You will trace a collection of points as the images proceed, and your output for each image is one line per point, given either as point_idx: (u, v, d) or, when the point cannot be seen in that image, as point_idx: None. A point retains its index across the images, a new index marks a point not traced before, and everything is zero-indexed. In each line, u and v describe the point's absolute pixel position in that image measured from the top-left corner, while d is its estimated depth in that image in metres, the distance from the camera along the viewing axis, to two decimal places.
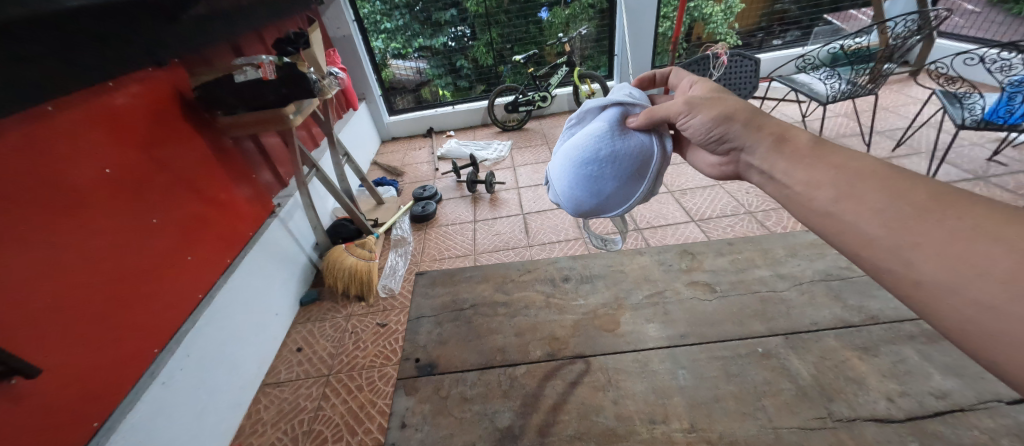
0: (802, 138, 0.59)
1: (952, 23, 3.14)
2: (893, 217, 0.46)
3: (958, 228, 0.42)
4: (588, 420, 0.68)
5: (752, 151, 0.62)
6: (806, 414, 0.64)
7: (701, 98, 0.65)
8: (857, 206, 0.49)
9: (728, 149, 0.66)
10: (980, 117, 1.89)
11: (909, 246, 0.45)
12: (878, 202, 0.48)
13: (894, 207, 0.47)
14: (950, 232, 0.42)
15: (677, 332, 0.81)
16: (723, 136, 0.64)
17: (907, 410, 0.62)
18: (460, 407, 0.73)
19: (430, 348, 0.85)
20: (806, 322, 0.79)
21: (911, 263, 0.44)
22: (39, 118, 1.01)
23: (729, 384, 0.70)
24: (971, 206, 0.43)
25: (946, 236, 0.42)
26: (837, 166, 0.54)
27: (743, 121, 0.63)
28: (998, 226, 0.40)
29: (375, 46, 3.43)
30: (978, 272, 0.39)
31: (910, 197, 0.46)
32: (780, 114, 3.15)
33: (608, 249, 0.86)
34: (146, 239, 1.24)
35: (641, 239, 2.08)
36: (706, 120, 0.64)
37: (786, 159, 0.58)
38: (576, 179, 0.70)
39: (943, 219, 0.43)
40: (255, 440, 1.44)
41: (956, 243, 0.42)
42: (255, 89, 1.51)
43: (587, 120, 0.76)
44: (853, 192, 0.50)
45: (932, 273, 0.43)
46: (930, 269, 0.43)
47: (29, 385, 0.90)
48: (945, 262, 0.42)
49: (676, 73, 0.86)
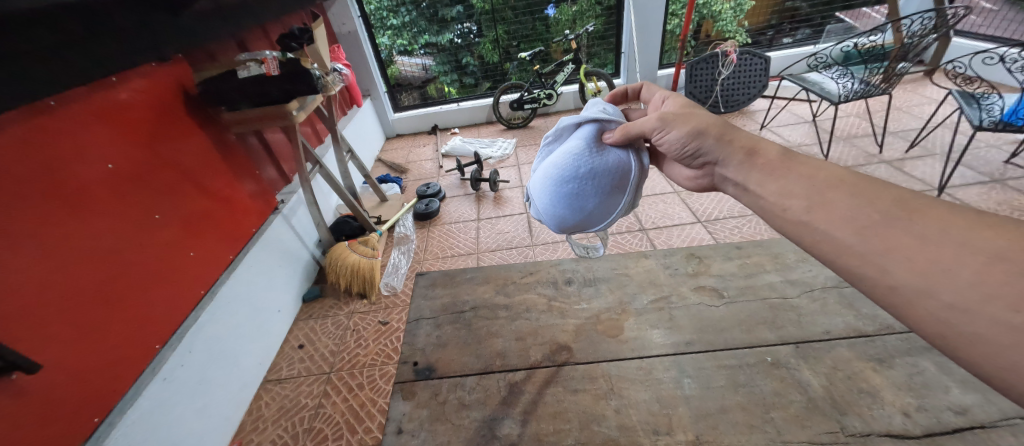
0: (772, 150, 0.61)
1: (969, 22, 3.06)
2: (863, 223, 0.48)
3: (927, 232, 0.44)
4: (590, 430, 0.66)
5: (724, 165, 0.64)
6: (817, 427, 0.62)
7: (673, 114, 0.66)
8: (828, 214, 0.51)
9: (701, 163, 0.67)
10: (998, 119, 1.83)
11: (880, 252, 0.46)
12: (848, 210, 0.50)
13: (862, 214, 0.49)
14: (918, 236, 0.44)
15: (684, 339, 0.79)
16: (697, 150, 0.65)
17: (924, 426, 0.59)
18: (458, 413, 0.71)
19: (429, 352, 0.84)
20: (817, 330, 0.77)
21: (884, 267, 0.46)
22: (35, 113, 1.00)
23: (737, 394, 0.68)
24: (934, 211, 0.45)
25: (916, 240, 0.44)
26: (807, 176, 0.56)
27: (715, 135, 0.64)
28: (963, 230, 0.43)
29: (381, 42, 3.42)
30: (949, 274, 0.41)
31: (876, 203, 0.49)
32: (790, 113, 3.08)
33: (592, 258, 0.85)
34: (148, 234, 1.24)
35: (647, 240, 2.05)
36: (680, 136, 0.65)
37: (758, 170, 0.60)
38: (556, 196, 0.68)
39: (910, 223, 0.45)
40: (255, 437, 1.44)
41: (923, 247, 0.44)
42: (257, 85, 1.51)
43: (563, 137, 0.74)
44: (823, 201, 0.52)
45: (906, 277, 0.44)
46: (902, 273, 0.44)
47: (31, 381, 0.90)
48: (917, 265, 0.44)
49: (648, 88, 0.85)
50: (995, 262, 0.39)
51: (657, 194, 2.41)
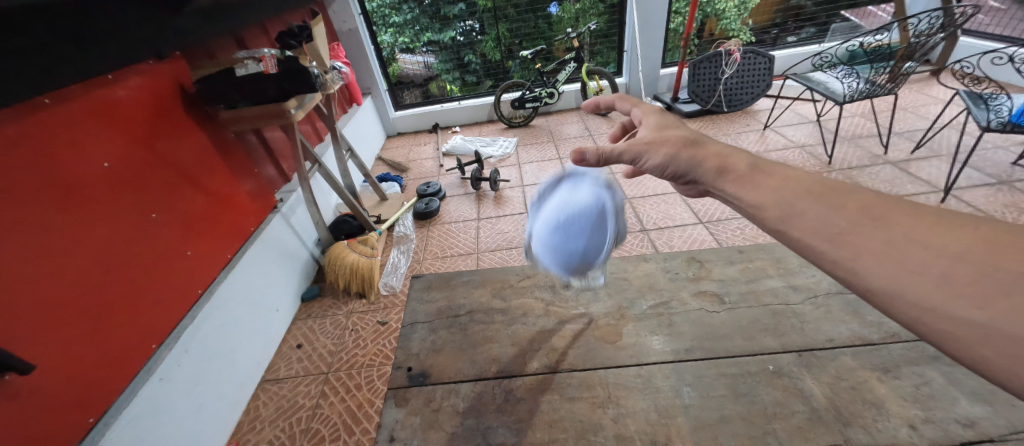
0: (742, 162, 0.60)
1: (976, 21, 3.03)
2: (832, 230, 0.49)
3: (891, 237, 0.45)
4: (586, 440, 0.65)
5: (707, 184, 0.63)
6: (819, 439, 0.60)
7: (646, 142, 0.66)
8: (802, 223, 0.51)
9: (687, 183, 0.66)
10: (1006, 120, 1.80)
11: (850, 257, 0.47)
12: (819, 218, 0.50)
13: (832, 221, 0.49)
14: (883, 241, 0.45)
15: (684, 346, 0.78)
16: (679, 171, 0.65)
17: (930, 438, 0.58)
18: (452, 421, 0.70)
19: (423, 356, 0.83)
20: (821, 338, 0.75)
21: (856, 272, 0.46)
22: (30, 110, 0.98)
23: (738, 403, 0.66)
24: (899, 216, 0.46)
25: (880, 245, 0.45)
26: (805, 178, 0.55)
27: (691, 156, 0.63)
28: (925, 231, 0.44)
29: (383, 40, 3.40)
30: (916, 276, 0.42)
31: (843, 211, 0.49)
32: (795, 113, 3.04)
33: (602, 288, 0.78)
34: (145, 233, 1.23)
35: (648, 241, 2.04)
36: (657, 162, 0.65)
37: (731, 184, 0.60)
38: (548, 245, 0.66)
39: (877, 229, 0.46)
40: (252, 438, 1.43)
41: (890, 251, 0.44)
42: (256, 83, 1.49)
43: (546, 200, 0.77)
44: (795, 210, 0.52)
45: (878, 280, 0.45)
46: (874, 276, 0.45)
47: (24, 382, 0.89)
48: (886, 268, 0.44)
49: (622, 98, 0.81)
50: (956, 264, 0.41)
51: (659, 195, 2.39)
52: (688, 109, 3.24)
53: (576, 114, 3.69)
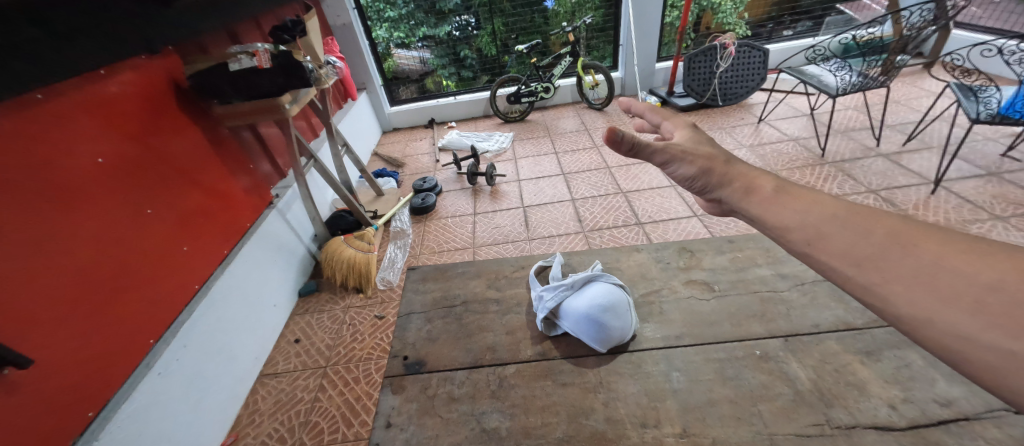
0: (768, 184, 0.57)
1: (969, 14, 3.05)
2: (858, 255, 0.46)
3: (919, 264, 0.42)
4: (577, 423, 0.67)
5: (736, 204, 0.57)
6: (804, 420, 0.62)
7: (682, 150, 0.60)
8: (827, 247, 0.48)
9: (713, 199, 0.61)
10: (995, 112, 1.82)
11: (878, 282, 0.44)
12: (844, 242, 0.47)
13: (857, 245, 0.46)
14: (912, 267, 0.42)
15: (674, 333, 0.80)
16: (706, 185, 0.60)
17: (910, 418, 0.60)
18: (447, 407, 0.72)
19: (419, 346, 0.84)
20: (807, 323, 0.77)
21: (884, 298, 0.43)
22: (21, 107, 0.97)
23: (725, 387, 0.68)
24: (926, 241, 0.43)
25: (909, 270, 0.42)
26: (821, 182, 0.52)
27: (722, 171, 0.59)
28: (956, 255, 0.41)
29: (378, 35, 3.37)
30: (948, 305, 0.39)
31: (870, 235, 0.46)
32: (788, 106, 3.05)
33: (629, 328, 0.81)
34: (141, 229, 1.23)
35: (643, 234, 2.05)
36: (688, 173, 0.60)
37: (753, 202, 0.56)
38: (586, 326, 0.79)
39: (905, 255, 0.43)
40: (251, 431, 1.45)
41: (920, 280, 0.41)
42: (250, 78, 1.48)
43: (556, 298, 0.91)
44: (820, 233, 0.49)
45: (906, 307, 0.42)
46: (902, 303, 0.42)
47: (22, 376, 0.90)
48: (916, 294, 0.41)
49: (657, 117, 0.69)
50: (992, 291, 0.38)
51: (654, 188, 2.41)
52: (683, 103, 3.26)
53: (572, 109, 3.70)
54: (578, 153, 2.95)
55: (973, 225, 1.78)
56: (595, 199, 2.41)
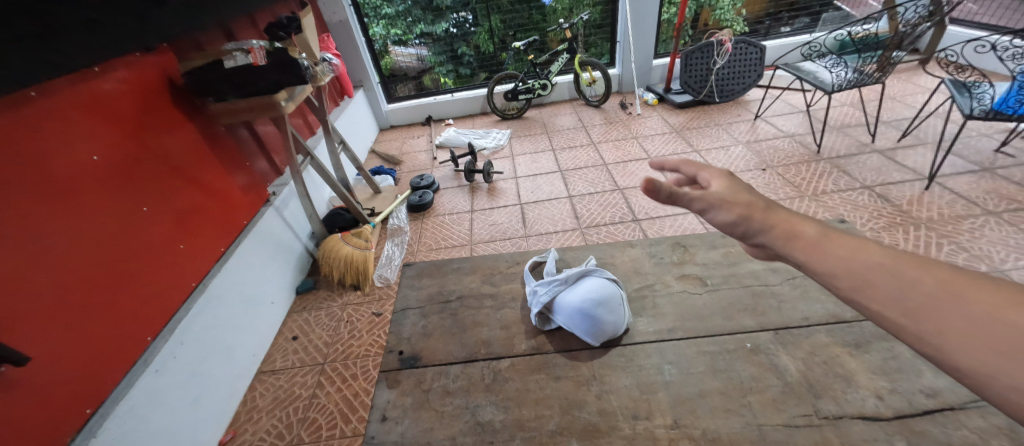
0: (811, 229, 0.50)
1: (965, 9, 3.06)
2: (910, 305, 0.41)
3: (976, 315, 0.38)
4: (571, 415, 0.69)
5: (783, 251, 0.50)
6: (792, 411, 0.65)
7: (719, 197, 0.53)
8: (875, 296, 0.43)
9: (755, 244, 0.53)
10: (989, 107, 1.83)
11: (934, 335, 0.40)
12: (891, 290, 0.43)
13: (910, 295, 0.42)
14: (968, 318, 0.38)
15: (666, 327, 0.84)
16: (748, 232, 0.53)
17: (895, 408, 0.64)
18: (441, 401, 0.74)
19: (415, 341, 0.87)
20: (797, 317, 0.82)
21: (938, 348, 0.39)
22: (13, 105, 0.97)
23: (716, 379, 0.72)
24: (982, 289, 0.39)
25: (961, 321, 0.38)
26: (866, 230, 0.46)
27: (762, 218, 0.52)
28: (1015, 306, 0.37)
29: (375, 32, 3.36)
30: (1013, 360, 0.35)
31: (920, 284, 0.42)
32: (784, 103, 3.06)
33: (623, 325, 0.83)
34: (137, 227, 1.23)
35: (639, 230, 2.07)
36: (727, 221, 0.53)
37: (799, 251, 0.49)
38: (580, 320, 0.81)
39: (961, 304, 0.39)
40: (250, 427, 1.45)
41: (978, 332, 0.37)
42: (244, 75, 1.49)
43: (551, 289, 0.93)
44: (864, 280, 0.44)
45: (965, 361, 0.38)
46: (959, 355, 0.38)
47: (19, 373, 0.90)
48: (974, 348, 0.37)
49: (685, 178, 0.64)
50: None
51: None
52: (679, 100, 3.27)
53: (569, 105, 3.70)
54: (575, 150, 2.96)
55: (965, 221, 1.80)
56: (592, 195, 2.42)
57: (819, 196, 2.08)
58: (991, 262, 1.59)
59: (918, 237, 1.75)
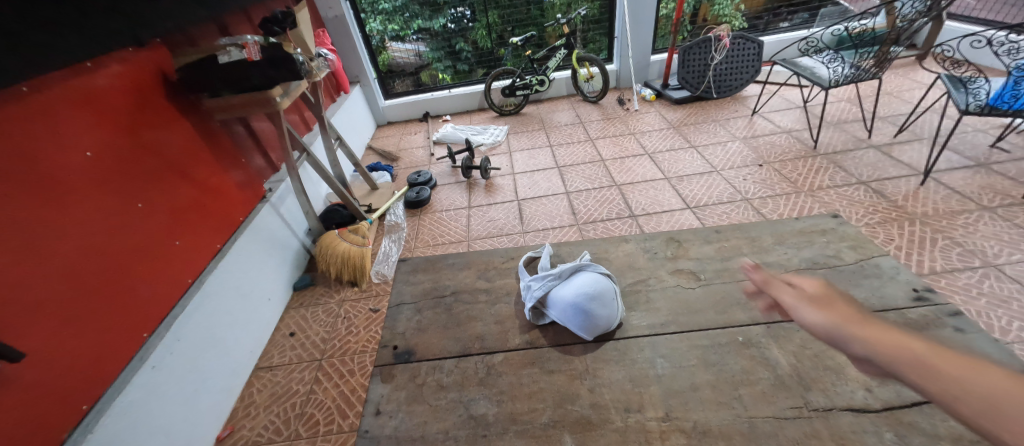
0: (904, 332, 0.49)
1: (965, 5, 3.03)
2: (983, 399, 0.38)
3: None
4: (563, 409, 0.73)
5: (883, 365, 0.47)
6: (783, 403, 0.71)
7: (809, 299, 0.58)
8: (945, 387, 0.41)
9: (857, 358, 0.51)
10: (984, 103, 1.83)
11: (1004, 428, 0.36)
12: (965, 384, 0.40)
13: (984, 393, 0.39)
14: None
15: (657, 321, 0.86)
16: (839, 340, 0.52)
17: (881, 399, 0.70)
18: (436, 395, 0.76)
19: (408, 336, 0.88)
20: (785, 311, 0.84)
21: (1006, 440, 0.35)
22: (6, 101, 0.96)
23: (708, 372, 0.76)
24: None
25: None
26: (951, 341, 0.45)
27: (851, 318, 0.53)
28: None
29: (372, 28, 3.33)
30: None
31: (995, 382, 0.39)
32: (782, 98, 3.06)
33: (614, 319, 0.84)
34: (131, 223, 1.23)
35: (636, 226, 2.07)
36: (815, 320, 0.56)
37: (883, 351, 0.48)
38: (570, 314, 0.82)
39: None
40: (247, 423, 1.46)
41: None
42: (239, 71, 1.48)
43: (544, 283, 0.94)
44: (934, 373, 0.43)
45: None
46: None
47: (15, 370, 0.90)
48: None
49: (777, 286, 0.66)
50: None
51: (647, 181, 2.42)
52: (677, 95, 3.27)
53: (567, 101, 3.69)
54: (573, 146, 2.96)
55: (960, 216, 1.81)
56: (589, 191, 2.42)
57: (815, 192, 2.09)
58: (984, 257, 1.60)
59: (912, 232, 1.76)
